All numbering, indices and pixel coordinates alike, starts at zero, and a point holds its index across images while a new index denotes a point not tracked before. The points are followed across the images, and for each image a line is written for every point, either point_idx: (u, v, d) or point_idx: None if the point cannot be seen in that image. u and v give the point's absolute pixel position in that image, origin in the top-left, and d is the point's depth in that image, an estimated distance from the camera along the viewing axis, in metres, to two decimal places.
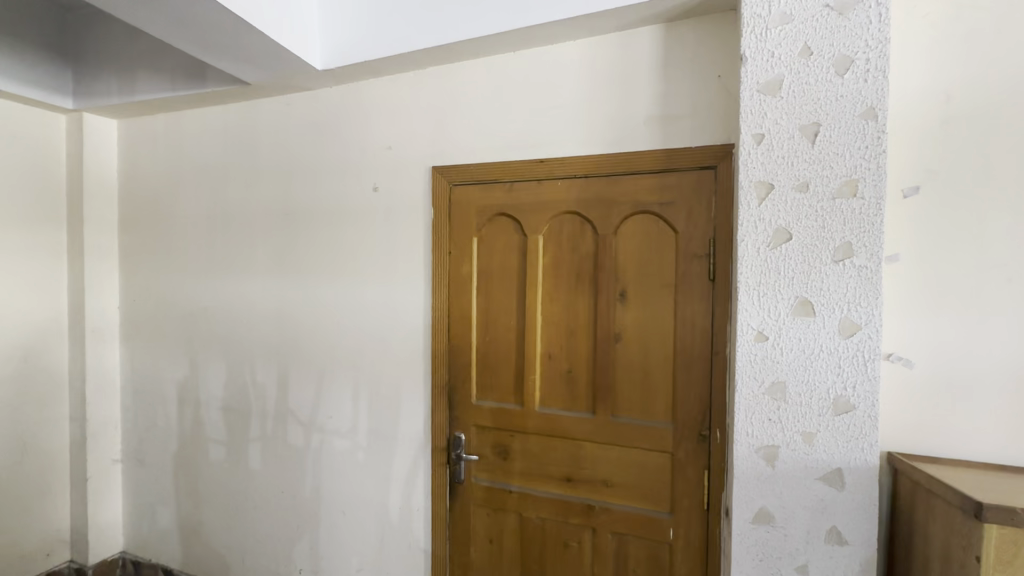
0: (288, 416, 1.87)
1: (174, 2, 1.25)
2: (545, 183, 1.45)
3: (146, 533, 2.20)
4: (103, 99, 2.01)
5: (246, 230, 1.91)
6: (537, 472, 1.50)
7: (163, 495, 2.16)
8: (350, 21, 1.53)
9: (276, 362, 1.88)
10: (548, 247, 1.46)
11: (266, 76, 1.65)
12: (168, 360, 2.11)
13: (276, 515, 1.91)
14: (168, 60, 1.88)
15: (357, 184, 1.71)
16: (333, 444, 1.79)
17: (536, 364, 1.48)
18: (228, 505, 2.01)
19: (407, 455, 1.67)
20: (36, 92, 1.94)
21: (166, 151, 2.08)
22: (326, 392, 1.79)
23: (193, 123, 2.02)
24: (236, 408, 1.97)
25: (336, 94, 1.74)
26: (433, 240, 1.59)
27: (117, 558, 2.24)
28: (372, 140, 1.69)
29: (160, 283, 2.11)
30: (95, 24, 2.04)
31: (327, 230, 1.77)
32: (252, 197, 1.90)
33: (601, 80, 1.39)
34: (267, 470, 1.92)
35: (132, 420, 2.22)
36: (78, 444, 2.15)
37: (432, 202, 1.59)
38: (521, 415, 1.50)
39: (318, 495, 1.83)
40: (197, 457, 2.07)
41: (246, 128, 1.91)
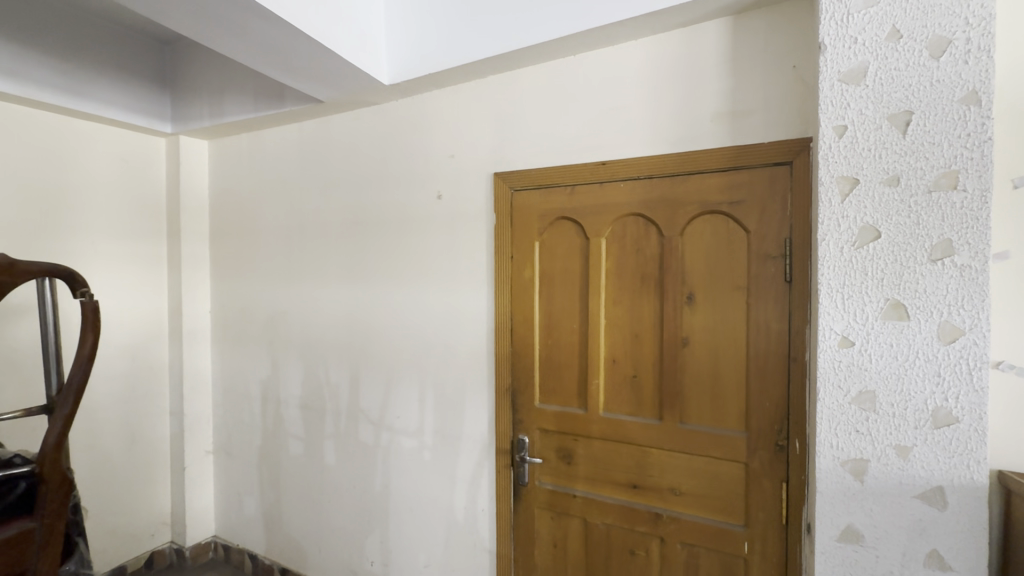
0: (359, 415, 1.97)
1: (259, 30, 1.36)
2: (607, 186, 1.44)
3: (234, 520, 2.39)
4: (195, 122, 2.21)
5: (320, 239, 2.03)
6: (602, 477, 1.48)
7: (249, 486, 2.33)
8: (415, 36, 1.59)
9: (348, 363, 1.99)
10: (611, 250, 1.44)
11: (338, 93, 1.76)
12: (253, 360, 2.28)
13: (349, 509, 2.01)
14: (251, 83, 2.05)
15: (422, 192, 1.78)
16: (401, 443, 1.86)
17: (600, 368, 1.46)
18: (306, 497, 2.14)
19: (471, 456, 1.71)
20: (141, 120, 2.18)
21: (250, 167, 2.25)
22: (395, 393, 1.87)
23: (273, 140, 2.18)
24: (312, 406, 2.10)
25: (401, 106, 1.82)
26: (496, 245, 1.62)
27: (209, 541, 2.44)
28: (436, 149, 1.75)
29: (245, 290, 2.29)
30: (189, 54, 2.25)
31: (394, 237, 1.84)
32: (326, 208, 2.01)
33: (665, 78, 1.36)
34: (341, 465, 2.03)
35: (222, 415, 2.42)
36: (178, 436, 2.37)
37: (495, 207, 1.62)
38: (585, 419, 1.49)
39: (388, 492, 1.91)
40: (278, 451, 2.22)
41: (320, 143, 2.03)
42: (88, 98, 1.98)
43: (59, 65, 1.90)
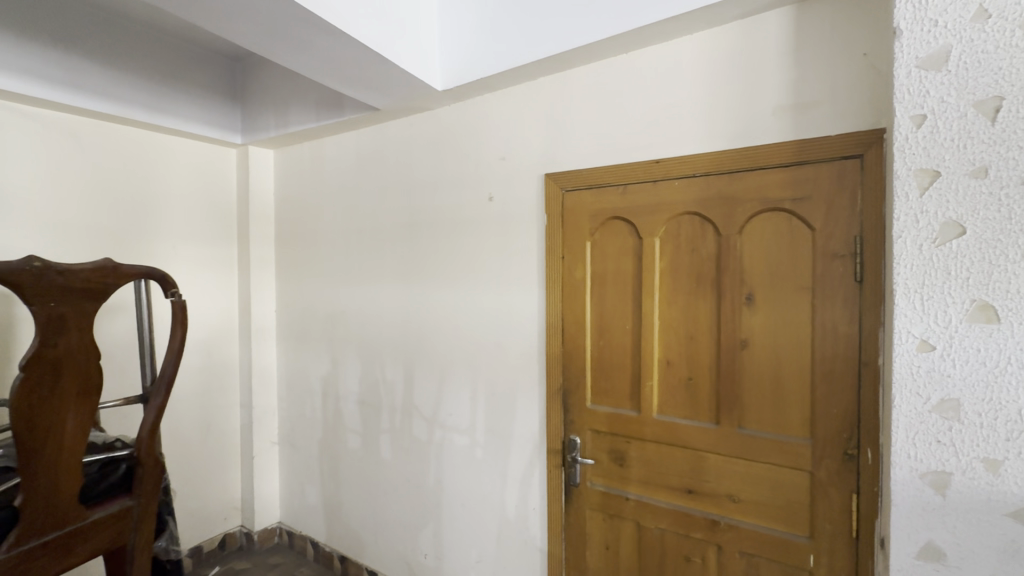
0: (413, 412, 2.03)
1: (323, 45, 1.44)
2: (661, 184, 1.41)
3: (298, 508, 2.53)
4: (263, 133, 2.36)
5: (376, 241, 2.11)
6: (655, 481, 1.45)
7: (310, 476, 2.46)
8: (466, 42, 1.63)
9: (403, 361, 2.05)
10: (664, 249, 1.41)
11: (393, 100, 1.82)
12: (314, 357, 2.41)
13: (404, 502, 2.08)
14: (313, 94, 2.16)
15: (474, 194, 1.81)
16: (453, 440, 1.91)
17: (653, 370, 1.44)
18: (363, 489, 2.23)
19: (522, 455, 1.73)
20: (214, 132, 2.36)
21: (311, 174, 2.38)
22: (447, 391, 1.92)
23: (333, 148, 2.28)
24: (369, 402, 2.19)
25: (453, 111, 1.86)
26: (547, 246, 1.63)
27: (275, 527, 2.60)
28: (487, 152, 1.78)
29: (307, 290, 2.41)
30: (256, 69, 2.40)
31: (447, 239, 1.89)
32: (381, 212, 2.09)
33: (722, 72, 1.32)
34: (396, 460, 2.10)
35: (286, 409, 2.57)
36: (247, 427, 2.53)
37: (546, 208, 1.63)
38: (638, 422, 1.47)
39: (441, 487, 1.96)
40: (337, 444, 2.33)
41: (376, 149, 2.11)
42: (169, 114, 2.17)
43: (145, 85, 2.09)
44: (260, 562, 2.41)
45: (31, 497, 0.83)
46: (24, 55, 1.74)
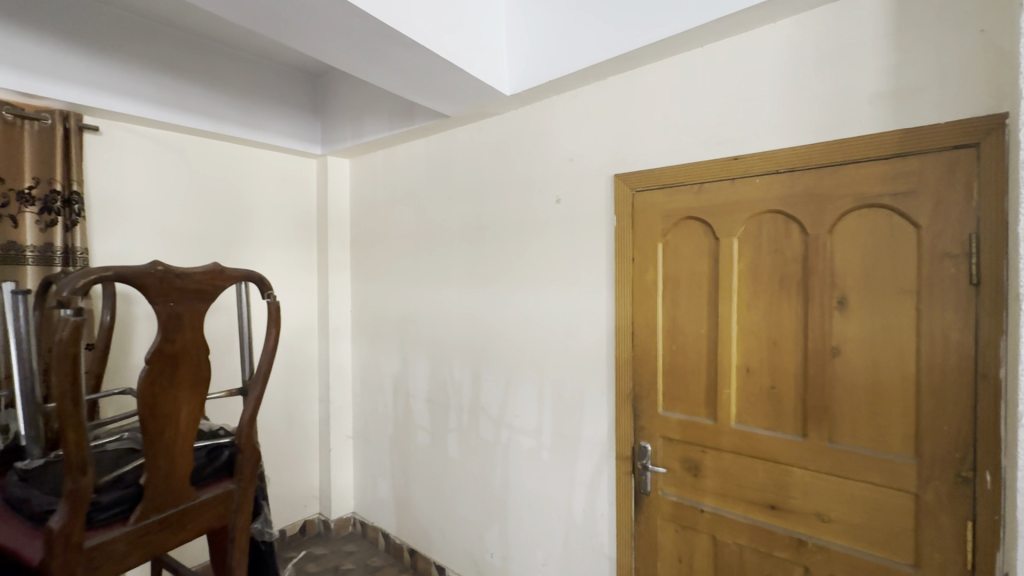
0: (480, 412, 2.06)
1: (400, 57, 1.50)
2: (739, 182, 1.34)
3: (370, 500, 2.64)
4: (340, 143, 2.50)
5: (445, 245, 2.17)
6: (733, 494, 1.38)
7: (382, 470, 2.57)
8: (535, 46, 1.64)
9: (470, 361, 2.09)
10: (744, 251, 1.34)
11: (463, 107, 1.87)
12: (386, 356, 2.51)
13: (471, 500, 2.11)
14: (386, 105, 2.26)
15: (541, 197, 1.82)
16: (520, 441, 1.92)
17: (731, 377, 1.37)
18: (432, 485, 2.29)
19: (590, 459, 1.71)
20: (297, 144, 2.53)
21: (384, 181, 2.49)
22: (514, 392, 1.93)
23: (404, 156, 2.38)
24: (437, 401, 2.25)
25: (521, 115, 1.88)
26: (616, 248, 1.60)
27: (349, 517, 2.73)
28: (555, 154, 1.78)
29: (379, 292, 2.53)
30: (334, 84, 2.55)
31: (514, 241, 1.91)
32: (450, 216, 2.15)
33: (810, 60, 1.24)
34: (464, 458, 2.14)
35: (360, 405, 2.70)
36: (325, 421, 2.69)
37: (615, 209, 1.60)
38: (714, 431, 1.40)
39: (507, 487, 1.97)
40: (407, 441, 2.41)
41: (445, 155, 2.17)
42: (259, 129, 2.36)
43: (239, 103, 2.29)
44: (336, 549, 2.54)
45: (153, 477, 0.92)
46: (140, 82, 1.98)
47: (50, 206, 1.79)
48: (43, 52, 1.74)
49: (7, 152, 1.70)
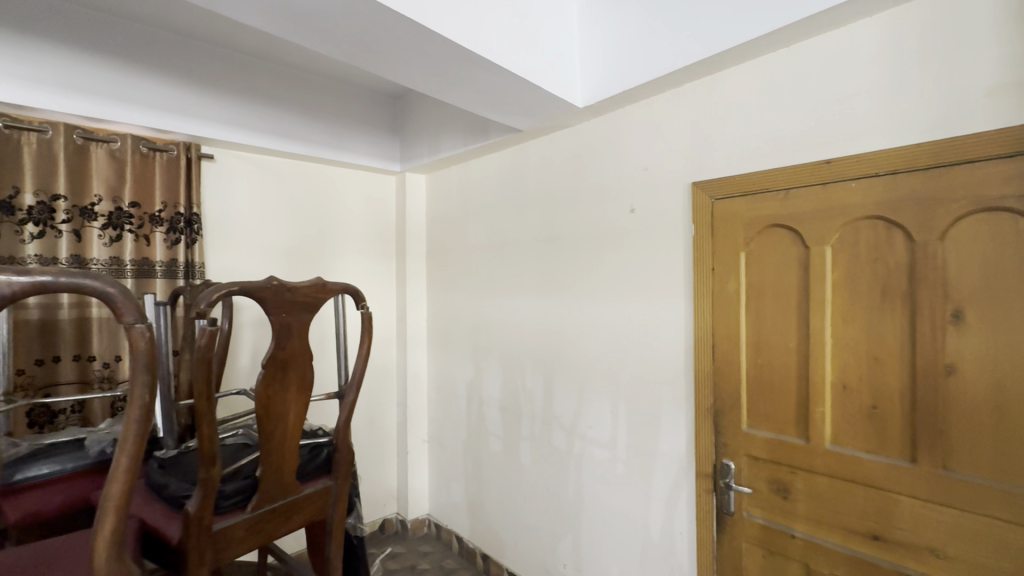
0: (553, 422, 2.07)
1: (478, 78, 1.57)
2: (832, 187, 1.27)
3: (444, 503, 2.73)
4: (418, 159, 2.63)
5: (518, 256, 2.21)
6: (829, 521, 1.29)
7: (456, 475, 2.64)
8: (608, 57, 1.65)
9: (542, 370, 2.12)
10: (838, 259, 1.26)
11: (536, 121, 1.91)
12: (460, 364, 2.59)
13: (543, 509, 2.12)
14: (461, 122, 2.36)
15: (615, 207, 1.81)
16: (593, 452, 1.91)
17: (825, 394, 1.29)
18: (504, 492, 2.33)
19: (668, 474, 1.66)
20: (380, 163, 2.70)
21: (458, 195, 2.59)
22: (587, 403, 1.93)
23: (477, 170, 2.46)
24: (510, 409, 2.29)
25: (593, 126, 1.89)
26: (695, 258, 1.55)
27: (425, 518, 2.83)
28: (629, 164, 1.77)
29: (454, 302, 2.62)
30: (411, 104, 2.69)
31: (586, 252, 1.91)
32: (522, 227, 2.20)
33: (914, 54, 1.16)
34: (536, 467, 2.16)
35: (434, 411, 2.80)
36: (402, 424, 2.81)
37: (694, 218, 1.56)
38: (806, 451, 1.32)
39: (580, 499, 1.96)
40: (480, 447, 2.47)
41: (518, 168, 2.23)
42: (345, 150, 2.55)
43: (329, 128, 2.49)
44: (413, 548, 2.65)
45: (266, 471, 1.02)
46: (248, 114, 2.21)
47: (175, 226, 2.04)
48: (171, 93, 1.99)
49: (142, 180, 1.97)
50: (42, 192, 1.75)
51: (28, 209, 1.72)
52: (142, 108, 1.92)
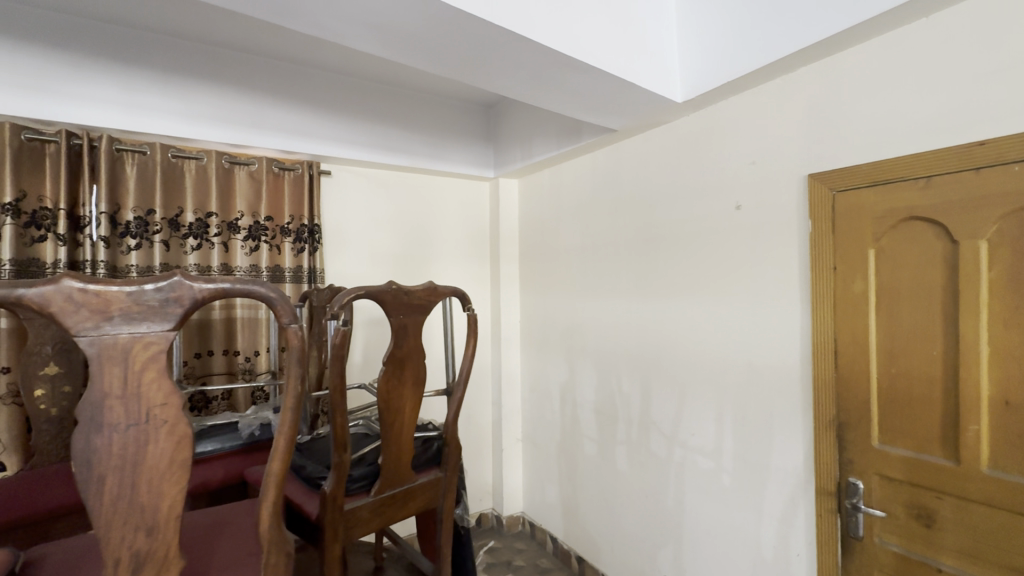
0: (651, 427, 2.01)
1: (574, 83, 1.58)
2: (987, 172, 1.10)
3: (539, 503, 2.76)
4: (512, 164, 2.69)
5: (613, 257, 2.19)
6: (988, 557, 1.12)
7: (550, 476, 2.66)
8: (708, 48, 1.57)
9: (640, 374, 2.07)
10: (998, 255, 1.09)
11: (631, 120, 1.88)
12: (554, 365, 2.61)
13: (641, 516, 2.07)
14: (554, 125, 2.38)
15: (718, 204, 1.72)
16: (696, 461, 1.82)
17: (981, 410, 1.12)
18: (600, 496, 2.30)
19: (782, 490, 1.55)
20: (475, 170, 2.80)
21: (551, 198, 2.61)
22: (689, 409, 1.85)
23: (570, 172, 2.47)
24: (605, 412, 2.26)
25: (693, 121, 1.81)
26: (813, 256, 1.43)
27: (520, 516, 2.89)
28: (734, 159, 1.67)
29: (547, 304, 2.64)
30: (504, 110, 2.76)
31: (686, 252, 1.84)
32: (617, 228, 2.16)
33: None
34: (634, 474, 2.11)
35: (528, 411, 2.84)
36: (497, 422, 2.89)
37: (811, 212, 1.44)
38: (956, 475, 1.16)
39: (682, 509, 1.89)
40: (575, 450, 2.46)
41: (612, 168, 2.20)
42: (444, 160, 2.69)
43: (429, 139, 2.64)
44: (509, 544, 2.71)
45: (387, 459, 1.12)
46: (360, 132, 2.42)
47: (300, 237, 2.28)
48: (296, 117, 2.24)
49: (274, 196, 2.24)
50: (199, 210, 2.07)
51: (189, 225, 2.04)
52: (274, 133, 2.18)
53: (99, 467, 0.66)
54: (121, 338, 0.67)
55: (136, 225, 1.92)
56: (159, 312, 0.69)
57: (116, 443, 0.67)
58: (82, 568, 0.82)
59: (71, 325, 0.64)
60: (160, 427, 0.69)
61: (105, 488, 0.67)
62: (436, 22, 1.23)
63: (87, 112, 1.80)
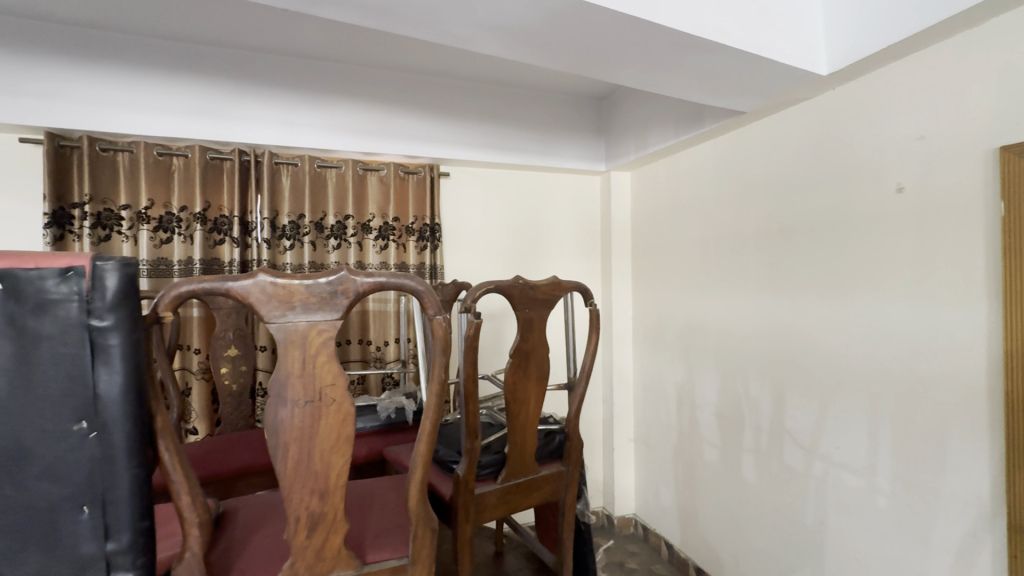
0: (785, 436, 1.84)
1: (699, 66, 1.48)
2: None
3: (652, 506, 2.66)
4: (625, 156, 2.61)
5: (739, 250, 2.03)
6: None
7: (665, 479, 2.55)
8: (862, 10, 1.37)
9: (772, 378, 1.89)
10: None
11: (764, 99, 1.72)
12: (669, 364, 2.49)
13: (772, 532, 1.90)
14: (672, 112, 2.26)
15: (874, 188, 1.51)
16: (842, 478, 1.62)
17: None
18: (722, 505, 2.15)
19: (958, 521, 1.32)
20: (586, 164, 2.77)
21: (667, 188, 2.49)
22: (832, 419, 1.65)
23: (689, 160, 2.33)
24: (729, 417, 2.10)
25: (841, 95, 1.60)
26: (1006, 246, 1.19)
27: (631, 517, 2.81)
28: (895, 135, 1.45)
29: (663, 300, 2.53)
30: (616, 100, 2.68)
31: (831, 243, 1.64)
32: (744, 218, 2.00)
33: None
34: (764, 486, 1.94)
35: (641, 411, 2.75)
36: (608, 420, 2.84)
37: (1004, 193, 1.19)
38: None
39: (824, 529, 1.69)
40: (693, 454, 2.33)
41: (739, 154, 2.03)
42: (555, 155, 2.69)
43: (540, 136, 2.66)
44: (621, 545, 2.65)
45: (512, 448, 1.15)
46: (476, 133, 2.51)
47: (423, 235, 2.44)
48: (419, 124, 2.39)
49: (401, 198, 2.42)
50: (339, 213, 2.31)
51: (331, 227, 2.29)
52: (400, 140, 2.35)
53: (284, 436, 0.77)
54: (301, 325, 0.77)
55: (290, 228, 2.20)
56: (330, 303, 0.78)
57: (296, 416, 0.77)
58: (266, 521, 0.96)
59: (264, 312, 0.75)
60: (330, 405, 0.79)
61: (289, 454, 0.77)
62: (558, 18, 1.23)
63: (253, 133, 2.09)
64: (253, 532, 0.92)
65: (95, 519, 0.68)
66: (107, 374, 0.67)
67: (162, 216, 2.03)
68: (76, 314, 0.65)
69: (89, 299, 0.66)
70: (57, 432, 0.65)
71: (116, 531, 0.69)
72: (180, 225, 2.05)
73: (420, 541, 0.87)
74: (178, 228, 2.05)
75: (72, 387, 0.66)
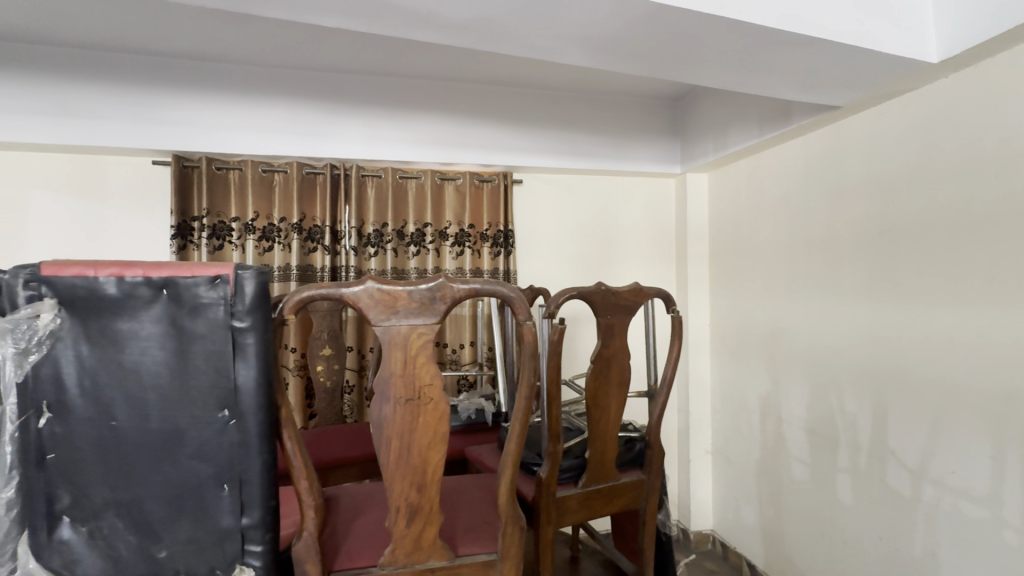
0: (887, 456, 1.69)
1: (789, 61, 1.41)
2: None
3: (732, 523, 2.53)
4: (702, 158, 2.53)
5: (832, 254, 1.89)
6: None
7: (747, 495, 2.42)
8: None
9: (871, 392, 1.74)
10: None
11: (862, 92, 1.60)
12: (752, 374, 2.37)
13: (873, 560, 1.75)
14: (755, 110, 2.16)
15: (998, 185, 1.36)
16: (959, 507, 1.46)
17: None
18: (813, 527, 2.01)
19: None
20: (661, 166, 2.71)
21: (749, 189, 2.37)
22: (946, 441, 1.50)
23: (774, 159, 2.21)
24: (821, 433, 1.96)
25: (956, 84, 1.46)
26: None
27: (709, 533, 2.69)
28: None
29: (744, 307, 2.41)
30: (692, 100, 2.60)
31: (944, 246, 1.49)
32: (839, 220, 1.87)
33: None
34: (862, 508, 1.79)
35: (720, 422, 2.63)
36: (684, 430, 2.74)
37: None
38: None
39: (936, 563, 1.53)
40: (779, 471, 2.20)
41: (832, 151, 1.90)
42: (628, 159, 2.66)
43: (612, 140, 2.64)
44: (699, 562, 2.54)
45: (593, 454, 1.16)
46: (549, 140, 2.54)
47: (497, 242, 2.50)
48: (494, 134, 2.46)
49: (476, 206, 2.50)
50: (418, 221, 2.43)
51: (410, 234, 2.41)
52: (476, 150, 2.43)
53: (386, 430, 0.83)
54: (403, 328, 0.83)
55: (374, 236, 2.35)
56: (429, 308, 0.83)
57: (397, 413, 0.83)
58: (366, 509, 1.04)
59: (372, 316, 0.82)
60: (427, 403, 0.84)
61: (391, 448, 0.83)
62: (638, 23, 1.22)
63: (343, 149, 2.25)
64: (355, 519, 1.00)
65: (233, 496, 0.77)
66: (245, 368, 0.76)
67: (265, 226, 2.25)
68: (222, 316, 0.75)
69: (232, 303, 0.76)
70: (205, 418, 0.75)
71: (250, 508, 0.78)
72: (280, 235, 2.25)
73: (508, 538, 0.90)
74: (278, 237, 2.24)
75: (218, 379, 0.76)
